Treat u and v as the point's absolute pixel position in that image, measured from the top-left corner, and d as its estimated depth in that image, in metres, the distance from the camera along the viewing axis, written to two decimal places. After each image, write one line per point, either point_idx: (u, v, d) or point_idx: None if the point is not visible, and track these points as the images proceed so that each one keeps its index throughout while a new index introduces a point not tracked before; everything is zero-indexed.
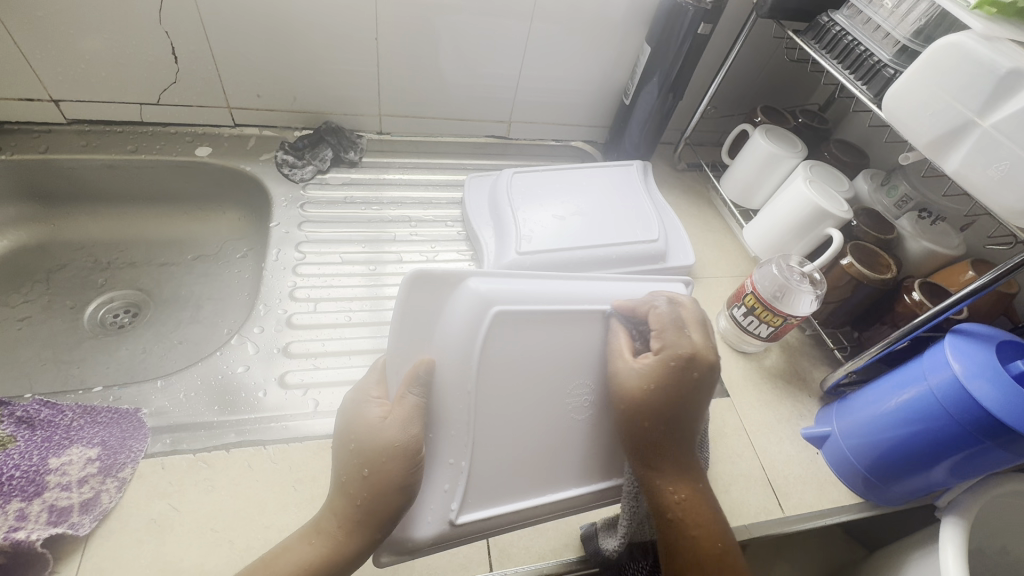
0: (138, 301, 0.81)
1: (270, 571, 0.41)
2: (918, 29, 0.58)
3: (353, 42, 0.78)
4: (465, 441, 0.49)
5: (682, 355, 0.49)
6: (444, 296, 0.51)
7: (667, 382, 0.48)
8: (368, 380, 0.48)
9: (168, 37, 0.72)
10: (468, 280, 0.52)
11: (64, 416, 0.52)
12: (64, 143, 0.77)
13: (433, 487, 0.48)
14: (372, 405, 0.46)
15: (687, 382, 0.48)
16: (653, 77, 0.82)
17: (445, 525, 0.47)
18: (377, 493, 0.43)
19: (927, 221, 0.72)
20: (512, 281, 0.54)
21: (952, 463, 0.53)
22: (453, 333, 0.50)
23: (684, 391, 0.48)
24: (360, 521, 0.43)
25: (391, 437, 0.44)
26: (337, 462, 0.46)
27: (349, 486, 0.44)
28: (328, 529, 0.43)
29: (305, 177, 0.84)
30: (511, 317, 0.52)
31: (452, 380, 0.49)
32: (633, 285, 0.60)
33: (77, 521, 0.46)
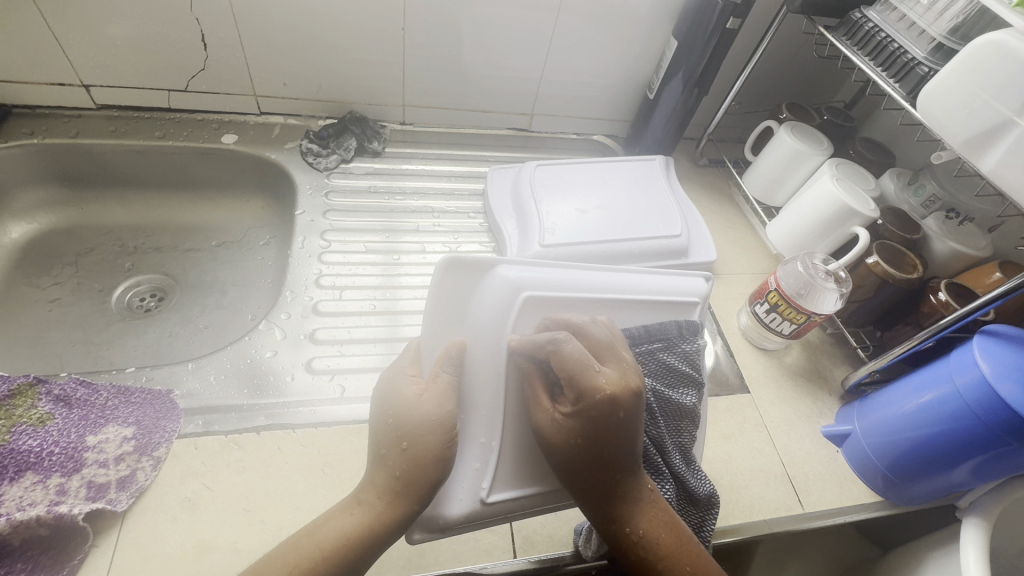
0: (164, 286, 0.82)
1: (314, 540, 0.42)
2: (954, 26, 0.57)
3: (380, 32, 0.78)
4: (497, 421, 0.50)
5: (600, 401, 0.44)
6: (475, 280, 0.53)
7: (591, 428, 0.45)
8: (402, 359, 0.49)
9: (198, 24, 0.72)
10: (499, 267, 0.54)
11: (99, 396, 0.53)
12: (94, 128, 0.78)
13: (464, 464, 0.49)
14: (408, 381, 0.47)
15: (617, 427, 0.44)
16: (679, 72, 0.82)
17: (477, 503, 0.48)
18: (415, 465, 0.43)
19: (955, 221, 0.71)
20: (543, 271, 0.56)
21: (976, 464, 0.53)
22: (486, 316, 0.52)
23: (611, 435, 0.45)
24: (400, 492, 0.43)
25: (427, 411, 0.44)
26: (374, 435, 0.46)
27: (389, 459, 0.44)
28: (369, 501, 0.44)
29: (329, 165, 0.85)
30: (542, 303, 0.53)
31: (484, 362, 0.50)
32: (660, 278, 0.60)
33: (114, 498, 0.47)
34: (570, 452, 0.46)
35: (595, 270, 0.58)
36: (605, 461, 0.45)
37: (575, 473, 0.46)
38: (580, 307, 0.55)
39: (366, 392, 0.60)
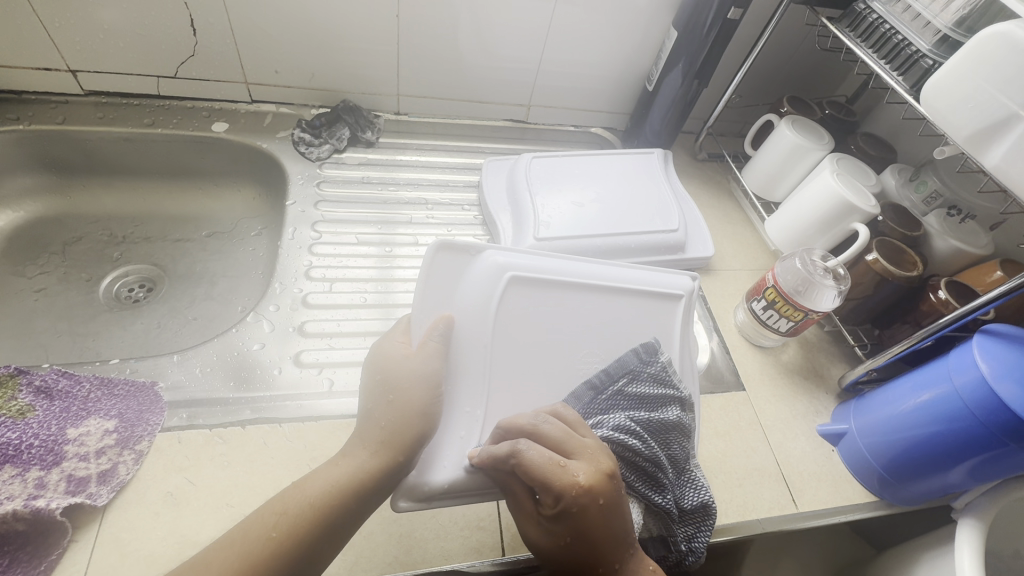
0: (153, 276, 0.81)
1: (301, 493, 0.42)
2: (960, 18, 0.55)
3: (373, 20, 0.77)
4: (481, 392, 0.52)
5: (576, 497, 0.41)
6: (465, 261, 0.56)
7: (582, 531, 0.42)
8: (394, 329, 0.52)
9: (186, 8, 0.70)
10: (487, 251, 0.57)
11: (81, 388, 0.52)
12: (81, 115, 0.77)
13: (449, 433, 0.50)
14: (396, 345, 0.50)
15: (600, 517, 0.42)
16: (678, 63, 0.81)
17: (462, 472, 0.48)
18: (398, 416, 0.47)
19: (955, 219, 0.70)
20: (530, 258, 0.59)
21: (973, 465, 0.53)
22: (472, 295, 0.55)
23: (601, 530, 0.42)
24: (385, 442, 0.46)
25: (412, 369, 0.48)
26: (364, 397, 0.49)
27: (376, 413, 0.47)
28: (355, 452, 0.46)
29: (322, 155, 0.83)
30: (526, 284, 0.57)
31: (470, 335, 0.53)
32: (646, 273, 0.63)
33: (95, 492, 0.46)
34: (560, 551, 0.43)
35: (583, 260, 0.61)
36: (599, 553, 0.42)
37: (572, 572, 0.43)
38: (564, 290, 0.58)
39: (356, 386, 0.59)
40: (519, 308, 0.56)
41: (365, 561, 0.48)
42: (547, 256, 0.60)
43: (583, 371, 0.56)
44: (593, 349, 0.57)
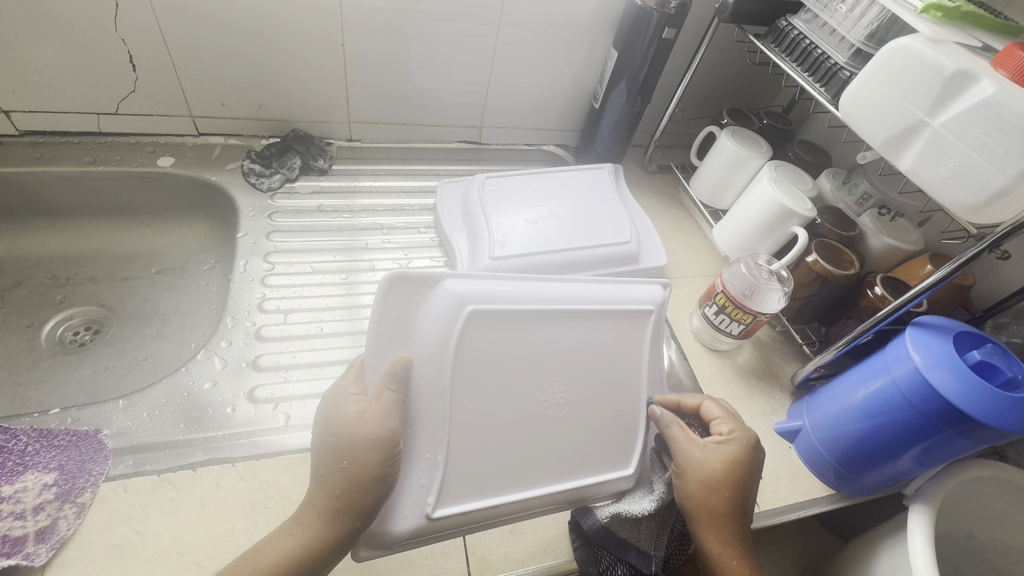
0: (100, 318, 0.78)
1: (251, 564, 0.40)
2: (871, 32, 0.59)
3: (318, 49, 0.77)
4: (442, 437, 0.48)
5: (752, 437, 0.52)
6: (421, 295, 0.49)
7: (740, 461, 0.50)
8: (345, 379, 0.47)
9: (124, 44, 0.69)
10: (444, 280, 0.50)
11: (18, 442, 0.50)
12: (17, 156, 0.74)
13: (408, 480, 0.47)
14: (350, 400, 0.45)
15: (756, 459, 0.52)
16: (621, 81, 0.83)
17: (422, 519, 0.46)
18: (356, 485, 0.42)
19: (887, 217, 0.74)
20: (492, 283, 0.52)
21: (917, 452, 0.55)
22: (431, 333, 0.49)
23: (751, 471, 0.51)
24: (339, 510, 0.42)
25: (368, 431, 0.43)
26: (315, 454, 0.45)
27: (329, 479, 0.43)
28: (308, 520, 0.42)
29: (273, 186, 0.82)
30: (489, 316, 0.50)
31: (430, 378, 0.48)
32: (610, 287, 0.58)
33: (32, 551, 0.44)
34: (717, 470, 0.49)
35: (547, 279, 0.54)
36: (742, 489, 0.50)
37: (712, 493, 0.49)
38: (532, 320, 0.52)
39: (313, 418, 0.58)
40: (484, 343, 0.50)
41: None
42: (509, 280, 0.53)
43: (548, 405, 0.52)
44: (565, 381, 0.53)
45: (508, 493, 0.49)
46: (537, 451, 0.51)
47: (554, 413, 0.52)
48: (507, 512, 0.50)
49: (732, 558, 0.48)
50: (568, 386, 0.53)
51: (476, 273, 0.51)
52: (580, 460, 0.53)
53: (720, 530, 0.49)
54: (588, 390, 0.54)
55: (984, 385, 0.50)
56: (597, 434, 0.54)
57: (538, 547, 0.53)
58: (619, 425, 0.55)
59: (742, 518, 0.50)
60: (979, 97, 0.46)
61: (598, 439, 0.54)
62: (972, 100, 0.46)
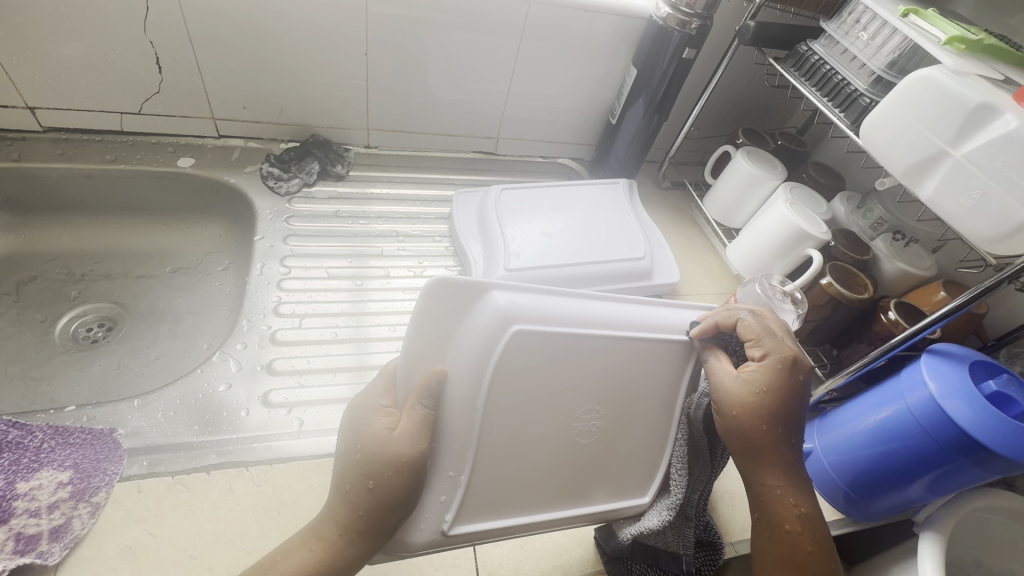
0: (114, 315, 0.78)
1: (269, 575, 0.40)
2: (891, 61, 0.60)
3: (342, 58, 0.78)
4: (467, 456, 0.45)
5: (790, 357, 0.46)
6: (466, 305, 0.45)
7: (779, 387, 0.45)
8: (376, 389, 0.45)
9: (151, 47, 0.70)
10: (492, 291, 0.45)
11: (34, 438, 0.50)
12: (40, 152, 0.75)
13: (428, 496, 0.45)
14: (379, 415, 0.43)
15: (800, 385, 0.46)
16: (639, 98, 0.84)
17: (437, 535, 0.45)
18: (378, 507, 0.40)
19: (901, 243, 0.74)
20: (540, 297, 0.47)
21: (929, 480, 0.55)
22: (471, 349, 0.45)
23: (795, 392, 0.45)
24: (361, 530, 0.40)
25: (396, 452, 0.40)
26: (340, 466, 0.42)
27: (352, 494, 0.41)
28: (330, 536, 0.41)
29: (291, 190, 0.83)
30: (535, 337, 0.46)
31: (462, 398, 0.44)
32: (662, 311, 0.52)
33: (46, 550, 0.44)
34: (752, 401, 0.44)
35: (599, 300, 0.49)
36: (789, 417, 0.45)
37: (750, 424, 0.45)
38: (579, 341, 0.47)
39: (326, 424, 0.58)
40: (526, 364, 0.46)
41: None
42: (559, 296, 0.48)
43: (579, 430, 0.49)
44: (600, 407, 0.49)
45: (526, 513, 0.49)
46: (560, 474, 0.49)
47: (582, 439, 0.49)
48: (519, 532, 0.49)
49: (783, 492, 0.45)
50: (601, 411, 0.49)
51: (527, 286, 0.46)
52: (595, 485, 0.51)
53: (771, 463, 0.45)
54: (622, 415, 0.50)
55: (999, 416, 0.50)
56: (624, 460, 0.52)
57: (549, 563, 0.54)
58: (649, 448, 0.52)
59: (790, 447, 0.45)
60: (1002, 130, 0.46)
61: (625, 463, 0.52)
62: (996, 133, 0.47)
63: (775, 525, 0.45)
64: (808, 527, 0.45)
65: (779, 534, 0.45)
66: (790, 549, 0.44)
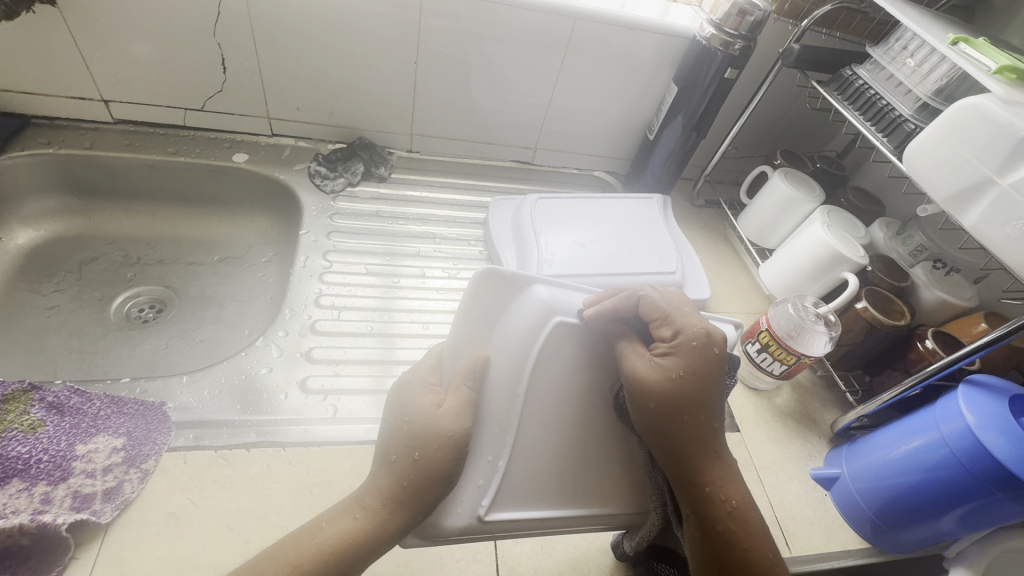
0: (164, 298, 0.83)
1: (314, 541, 0.40)
2: (939, 88, 0.60)
3: (393, 65, 0.82)
4: (506, 441, 0.47)
5: (700, 334, 0.46)
6: (511, 295, 0.50)
7: (695, 367, 0.45)
8: (423, 366, 0.48)
9: (219, 48, 0.75)
10: (535, 285, 0.50)
11: (93, 404, 0.54)
12: (109, 142, 0.80)
13: (467, 478, 0.46)
14: (427, 392, 0.46)
15: (716, 361, 0.46)
16: (678, 115, 0.85)
17: (473, 520, 0.46)
18: (424, 478, 0.42)
19: (942, 271, 0.73)
20: (579, 296, 0.52)
21: (962, 513, 0.54)
22: (514, 334, 0.48)
23: (710, 371, 0.45)
24: (404, 501, 0.42)
25: (444, 426, 0.43)
26: (386, 441, 0.45)
27: (398, 465, 0.43)
28: (374, 507, 0.42)
29: (336, 189, 0.87)
30: (576, 330, 0.50)
31: (506, 382, 0.48)
32: None
33: (99, 509, 0.47)
34: (670, 382, 0.44)
35: None
36: (709, 398, 0.45)
37: (668, 409, 0.44)
38: None
39: (359, 413, 0.61)
40: (563, 357, 0.49)
41: None
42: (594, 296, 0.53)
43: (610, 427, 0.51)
44: None
45: (556, 508, 0.48)
46: (600, 474, 0.50)
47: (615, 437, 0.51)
48: (545, 528, 0.49)
49: (716, 486, 0.44)
50: None
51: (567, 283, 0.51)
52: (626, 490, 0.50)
53: (701, 456, 0.45)
54: None
55: None
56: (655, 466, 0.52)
57: (567, 565, 0.54)
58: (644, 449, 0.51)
59: (714, 433, 0.46)
60: None
61: None
62: None
63: (710, 524, 0.44)
64: (741, 522, 0.44)
65: (711, 534, 0.44)
66: (713, 543, 0.43)
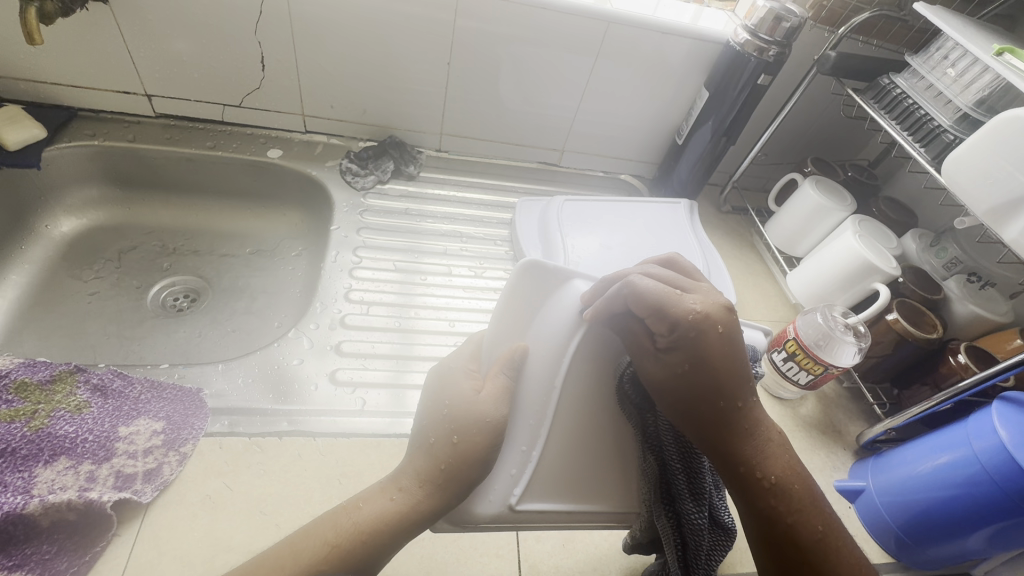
0: (198, 287, 0.85)
1: (349, 521, 0.42)
2: (981, 99, 0.59)
3: (426, 66, 0.83)
4: (541, 431, 0.48)
5: (698, 318, 0.43)
6: (553, 287, 0.50)
7: (701, 356, 0.43)
8: (462, 354, 0.49)
9: (258, 47, 0.77)
10: (576, 279, 0.50)
11: (134, 388, 0.56)
12: (151, 135, 0.83)
13: (501, 467, 0.48)
14: (466, 378, 0.47)
15: (718, 342, 0.43)
16: (708, 121, 0.85)
17: (504, 509, 0.48)
18: (462, 462, 0.43)
19: (976, 285, 0.71)
20: None
21: (991, 532, 0.53)
22: (553, 326, 0.49)
23: (719, 356, 0.43)
24: (441, 483, 0.43)
25: (482, 411, 0.44)
26: (424, 424, 0.46)
27: (437, 449, 0.44)
28: (410, 488, 0.43)
29: (366, 185, 0.88)
30: None
31: (543, 374, 0.48)
32: None
33: (140, 489, 0.49)
34: (669, 380, 0.44)
35: None
36: (721, 380, 0.43)
37: (677, 406, 0.44)
38: None
39: (386, 407, 0.62)
40: (602, 353, 0.49)
41: None
42: None
43: None
44: None
45: (583, 501, 0.50)
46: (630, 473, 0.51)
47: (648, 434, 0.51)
48: (570, 519, 0.51)
49: (751, 467, 0.43)
50: None
51: None
52: None
53: (730, 440, 0.43)
54: None
55: None
56: None
57: (588, 564, 0.55)
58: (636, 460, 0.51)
59: (741, 415, 0.44)
60: None
61: None
62: None
63: (751, 504, 0.43)
64: (785, 497, 0.42)
65: (754, 512, 0.42)
66: (769, 524, 0.42)
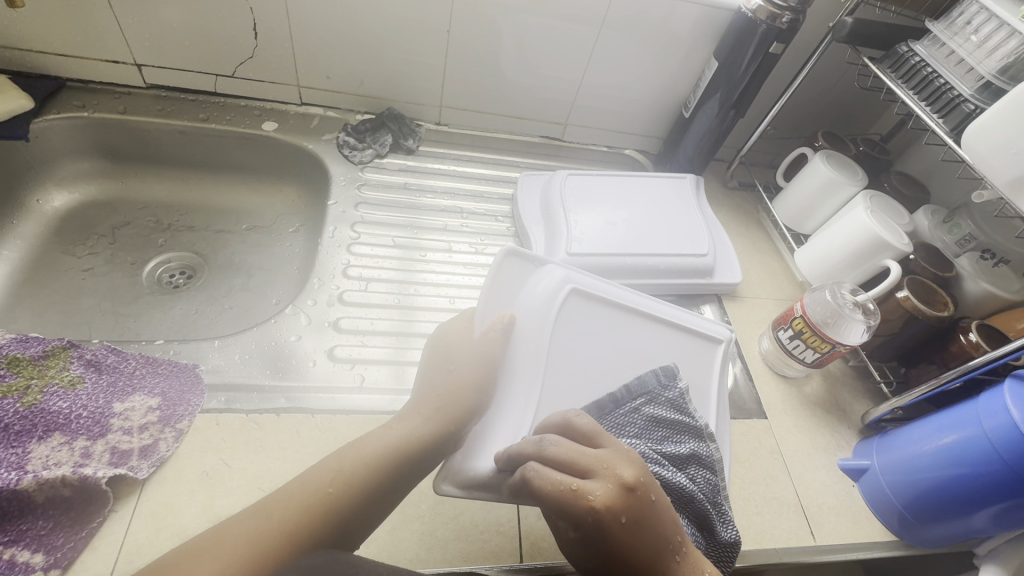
0: (194, 264, 0.84)
1: (356, 450, 0.46)
2: (1004, 67, 0.56)
3: (426, 35, 0.80)
4: (534, 389, 0.54)
5: (595, 517, 0.38)
6: (532, 270, 0.63)
7: (611, 550, 0.39)
8: (458, 320, 0.58)
9: (251, 14, 0.74)
10: (551, 263, 0.63)
11: (128, 363, 0.55)
12: (142, 107, 0.80)
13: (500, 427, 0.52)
14: (459, 332, 0.57)
15: (625, 537, 0.38)
16: (715, 94, 0.83)
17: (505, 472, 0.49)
18: (453, 392, 0.52)
19: (988, 262, 0.70)
20: (590, 276, 0.64)
21: (997, 510, 0.52)
22: (535, 296, 0.60)
23: (630, 549, 0.38)
24: (436, 413, 0.50)
25: (472, 351, 0.54)
26: (426, 372, 0.55)
27: (436, 384, 0.53)
28: (410, 418, 0.50)
29: (364, 159, 0.86)
30: (587, 296, 0.61)
31: (529, 335, 0.57)
32: (684, 313, 0.66)
33: (136, 465, 0.48)
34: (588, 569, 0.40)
35: (633, 289, 0.65)
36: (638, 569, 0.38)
37: None
38: (615, 309, 0.62)
39: (385, 384, 0.61)
40: (577, 320, 0.60)
41: (389, 554, 0.49)
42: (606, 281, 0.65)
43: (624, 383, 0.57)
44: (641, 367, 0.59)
45: None
46: None
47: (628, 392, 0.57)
48: None
49: None
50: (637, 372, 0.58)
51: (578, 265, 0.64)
52: None
53: None
54: None
55: None
56: None
57: None
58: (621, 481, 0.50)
59: None
60: None
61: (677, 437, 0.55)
62: None
63: None
64: None
65: None
66: None
